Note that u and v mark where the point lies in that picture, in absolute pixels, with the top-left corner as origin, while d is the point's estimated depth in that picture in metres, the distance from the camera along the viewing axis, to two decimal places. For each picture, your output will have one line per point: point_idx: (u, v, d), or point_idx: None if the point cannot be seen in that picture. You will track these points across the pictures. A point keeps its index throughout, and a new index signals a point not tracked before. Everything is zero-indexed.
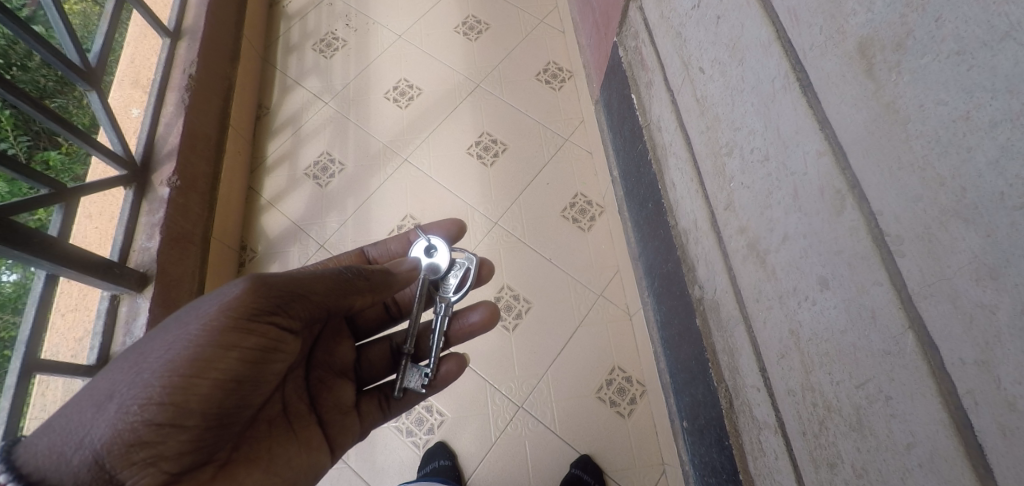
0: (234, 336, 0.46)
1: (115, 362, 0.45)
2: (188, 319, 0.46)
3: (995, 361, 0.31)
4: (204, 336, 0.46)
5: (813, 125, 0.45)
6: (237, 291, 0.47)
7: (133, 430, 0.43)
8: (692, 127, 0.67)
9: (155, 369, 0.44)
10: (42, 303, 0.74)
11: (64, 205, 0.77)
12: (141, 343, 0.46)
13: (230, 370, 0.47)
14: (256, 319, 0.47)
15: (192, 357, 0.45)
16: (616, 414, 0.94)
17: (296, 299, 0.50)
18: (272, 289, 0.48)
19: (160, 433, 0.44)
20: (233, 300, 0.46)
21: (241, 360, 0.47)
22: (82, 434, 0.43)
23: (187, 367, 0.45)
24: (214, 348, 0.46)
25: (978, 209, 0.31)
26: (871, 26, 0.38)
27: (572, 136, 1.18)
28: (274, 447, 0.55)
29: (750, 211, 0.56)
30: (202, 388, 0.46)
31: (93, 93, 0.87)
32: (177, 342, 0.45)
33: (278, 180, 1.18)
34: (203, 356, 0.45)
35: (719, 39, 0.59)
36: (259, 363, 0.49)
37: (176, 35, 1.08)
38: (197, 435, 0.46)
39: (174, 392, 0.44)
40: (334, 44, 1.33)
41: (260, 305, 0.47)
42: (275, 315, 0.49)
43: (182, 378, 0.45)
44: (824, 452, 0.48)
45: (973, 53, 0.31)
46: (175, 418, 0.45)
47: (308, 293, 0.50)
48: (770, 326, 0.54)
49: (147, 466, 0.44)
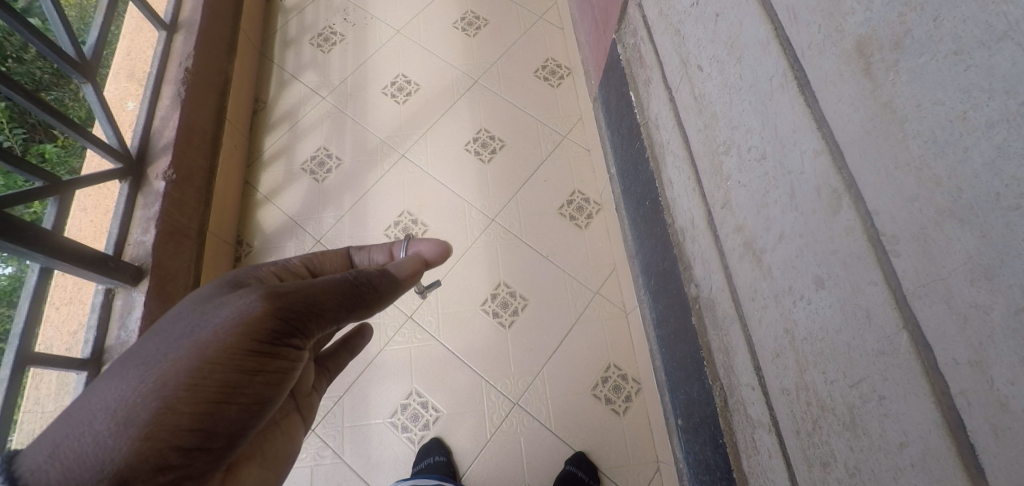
0: (257, 360, 0.43)
1: (123, 383, 0.40)
2: (206, 338, 0.41)
3: (988, 361, 0.31)
4: (228, 359, 0.42)
5: (810, 123, 0.45)
6: (261, 311, 0.42)
7: (160, 457, 0.40)
8: (690, 125, 0.67)
9: (177, 394, 0.40)
10: (35, 297, 0.74)
11: (59, 197, 0.77)
12: (147, 360, 0.40)
13: (252, 390, 0.44)
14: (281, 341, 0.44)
15: (218, 382, 0.42)
16: (611, 411, 0.94)
17: (317, 318, 0.46)
18: (294, 310, 0.44)
19: (187, 457, 0.41)
20: (259, 322, 0.42)
21: (266, 381, 0.45)
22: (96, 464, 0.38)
23: (216, 391, 0.42)
24: (239, 371, 0.42)
25: (974, 209, 0.31)
26: (869, 24, 0.38)
27: (570, 133, 1.18)
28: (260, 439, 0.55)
29: (746, 210, 0.56)
30: (227, 411, 0.43)
31: (88, 85, 0.87)
32: (199, 365, 0.41)
33: (274, 175, 1.17)
34: (231, 379, 0.42)
35: (717, 37, 0.59)
36: (280, 382, 0.46)
37: (173, 27, 1.08)
38: (220, 454, 0.44)
39: (200, 415, 0.41)
40: (332, 39, 1.32)
41: (283, 327, 0.44)
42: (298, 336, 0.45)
43: (208, 402, 0.41)
44: (818, 451, 0.48)
45: (971, 53, 0.31)
46: (202, 441, 0.42)
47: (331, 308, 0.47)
48: (766, 325, 0.54)
49: None
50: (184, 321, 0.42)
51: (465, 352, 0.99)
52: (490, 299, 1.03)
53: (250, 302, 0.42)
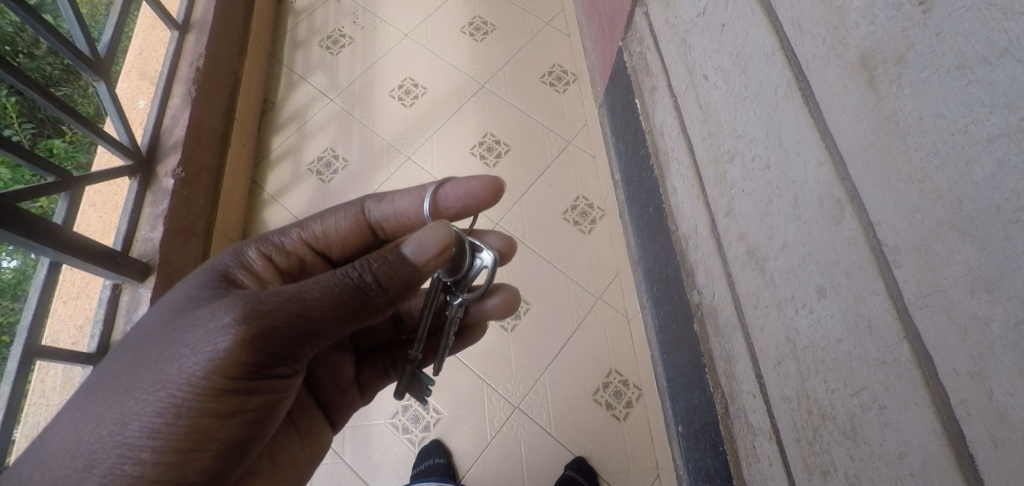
0: (226, 394, 0.43)
1: (88, 421, 0.42)
2: (170, 379, 0.42)
3: (988, 372, 0.32)
4: (193, 395, 0.42)
5: (814, 134, 0.45)
6: (226, 348, 0.41)
7: None
8: (695, 133, 0.67)
9: (142, 433, 0.41)
10: (44, 290, 0.74)
11: (69, 193, 0.77)
12: (115, 401, 0.42)
13: (226, 426, 0.44)
14: (256, 375, 0.43)
15: (186, 421, 0.42)
16: (611, 417, 0.95)
17: (300, 342, 0.44)
18: (269, 337, 0.42)
19: None
20: (224, 360, 0.41)
21: (241, 419, 0.45)
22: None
23: (185, 438, 0.42)
24: (205, 407, 0.42)
25: (974, 221, 0.32)
26: (873, 38, 0.38)
27: (575, 139, 1.19)
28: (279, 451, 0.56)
29: (749, 218, 0.56)
30: (200, 451, 0.43)
31: (101, 83, 0.88)
32: (163, 407, 0.42)
33: (281, 175, 1.18)
34: (201, 422, 0.42)
35: (723, 47, 0.59)
36: (260, 410, 0.46)
37: (184, 27, 1.09)
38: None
39: (168, 456, 0.42)
40: (341, 41, 1.33)
41: (255, 358, 0.42)
42: (278, 363, 0.44)
43: (178, 443, 0.42)
44: (818, 459, 0.48)
45: (973, 68, 0.31)
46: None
47: (316, 335, 0.44)
48: (767, 333, 0.54)
49: None
50: (154, 350, 0.43)
51: (468, 355, 1.00)
52: None
53: (218, 334, 0.41)
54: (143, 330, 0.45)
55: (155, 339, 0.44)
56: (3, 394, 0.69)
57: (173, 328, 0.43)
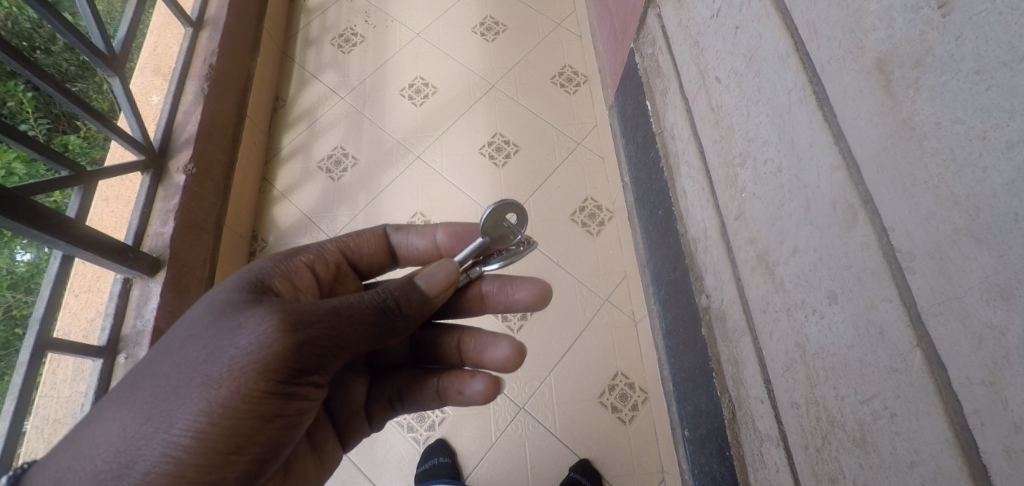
0: (270, 400, 0.43)
1: (130, 416, 0.42)
2: (213, 382, 0.42)
3: (1003, 382, 0.31)
4: (236, 397, 0.42)
5: (828, 138, 0.45)
6: (270, 351, 0.42)
7: None
8: (706, 136, 0.67)
9: (183, 433, 0.41)
10: (57, 283, 0.75)
11: (82, 187, 0.78)
12: (157, 399, 0.42)
13: (264, 431, 0.44)
14: (294, 381, 0.44)
15: (229, 422, 0.42)
16: (617, 419, 0.94)
17: (337, 352, 0.45)
18: (313, 343, 0.44)
19: None
20: (267, 363, 0.42)
21: (279, 425, 0.45)
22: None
23: (226, 440, 0.42)
24: (247, 411, 0.43)
25: (992, 229, 0.31)
26: (890, 41, 0.38)
27: (585, 140, 1.19)
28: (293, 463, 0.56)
29: (760, 222, 0.56)
30: (239, 454, 0.43)
31: (115, 79, 0.88)
32: (205, 409, 0.42)
33: (291, 172, 1.19)
34: (243, 426, 0.43)
35: (736, 49, 0.59)
36: (296, 416, 0.46)
37: (199, 24, 1.10)
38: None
39: (207, 457, 0.42)
40: (353, 40, 1.34)
41: (296, 365, 0.43)
42: (316, 370, 0.45)
43: (218, 444, 0.42)
44: (826, 467, 0.48)
45: (994, 73, 0.31)
46: None
47: (348, 344, 0.46)
48: (777, 339, 0.54)
49: None
50: (200, 352, 0.43)
51: None
52: None
53: (263, 339, 0.42)
54: (187, 330, 0.45)
55: (200, 340, 0.44)
56: (15, 386, 0.70)
57: (219, 330, 0.44)
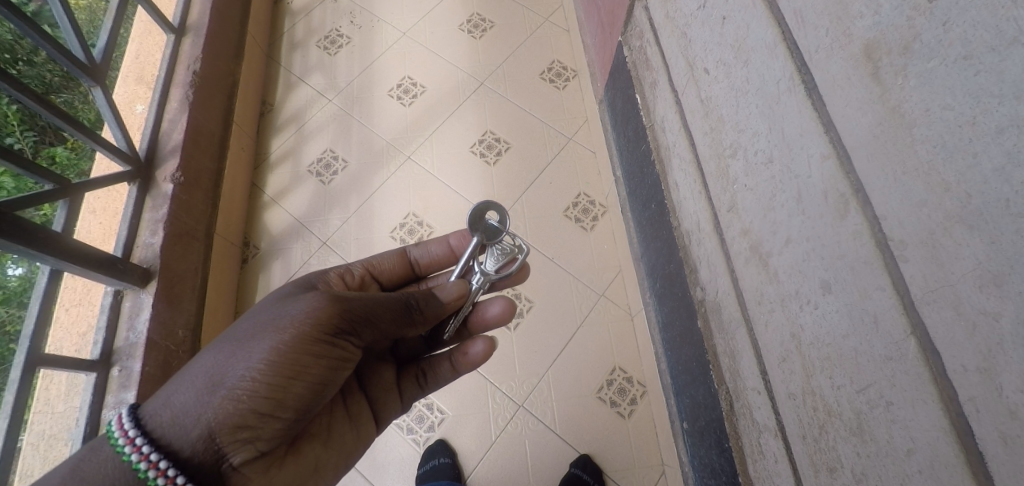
0: (320, 348, 0.48)
1: (217, 353, 0.47)
2: (280, 324, 0.47)
3: (997, 369, 0.31)
4: (296, 336, 0.47)
5: (817, 128, 0.45)
6: (322, 309, 0.48)
7: (241, 415, 0.46)
8: (696, 128, 0.67)
9: (256, 360, 0.46)
10: (45, 299, 0.74)
11: (68, 200, 0.77)
12: (237, 342, 0.47)
13: (316, 370, 0.48)
14: (338, 336, 0.49)
15: (287, 362, 0.46)
16: (616, 414, 0.94)
17: (370, 324, 0.51)
18: (352, 313, 0.49)
19: (261, 420, 0.47)
20: (321, 317, 0.48)
21: (328, 367, 0.49)
22: (198, 420, 0.45)
23: (289, 369, 0.47)
24: (305, 347, 0.47)
25: (983, 215, 0.31)
26: (877, 28, 0.38)
27: (576, 135, 1.18)
28: (333, 427, 0.57)
29: (753, 213, 0.56)
30: (294, 385, 0.47)
31: (98, 88, 0.87)
32: (273, 344, 0.46)
33: (281, 177, 1.18)
34: (302, 360, 0.47)
35: (724, 40, 0.58)
36: (341, 365, 0.50)
37: (182, 31, 1.08)
38: (289, 424, 0.49)
39: (274, 381, 0.46)
40: (339, 41, 1.33)
41: (342, 322, 0.49)
42: (357, 331, 0.50)
43: (280, 373, 0.46)
44: (824, 456, 0.48)
45: (981, 57, 0.31)
46: (275, 410, 0.47)
47: (377, 321, 0.51)
48: (772, 329, 0.54)
49: (246, 443, 0.46)
50: (269, 312, 0.49)
51: None
52: None
53: (317, 302, 0.48)
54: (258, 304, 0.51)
55: (269, 306, 0.50)
56: (7, 403, 0.69)
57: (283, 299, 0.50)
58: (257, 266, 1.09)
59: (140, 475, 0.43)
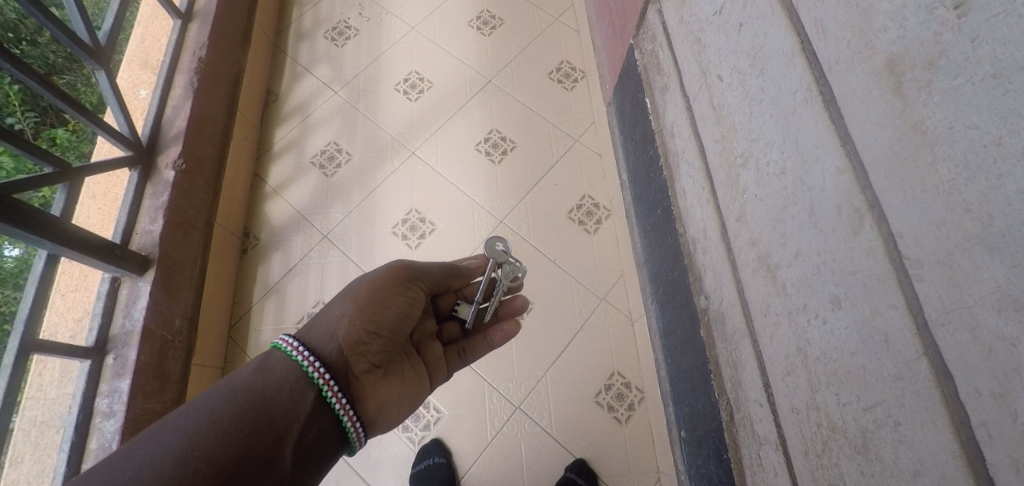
0: (398, 285, 0.63)
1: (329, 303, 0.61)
2: (369, 274, 0.63)
3: (1012, 394, 0.31)
4: (381, 276, 0.62)
5: (834, 140, 0.44)
6: (392, 264, 0.64)
7: (356, 334, 0.58)
8: (707, 135, 0.66)
9: (358, 294, 0.60)
10: (42, 283, 0.73)
11: (68, 184, 0.76)
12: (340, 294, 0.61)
13: (397, 301, 0.62)
14: (408, 280, 0.64)
15: (380, 292, 0.61)
16: (613, 419, 0.94)
17: (425, 274, 0.67)
18: (413, 267, 0.66)
19: (368, 335, 0.59)
20: (393, 267, 0.64)
21: (407, 301, 0.63)
22: (330, 334, 0.57)
23: (382, 296, 0.61)
24: (388, 283, 0.62)
25: (1005, 238, 0.31)
26: (902, 42, 0.37)
27: (582, 137, 1.17)
28: (406, 374, 0.64)
29: (762, 224, 0.55)
30: (386, 310, 0.61)
31: (101, 72, 0.86)
32: (365, 283, 0.61)
33: (284, 168, 1.17)
34: (388, 291, 0.62)
35: (739, 48, 0.58)
36: (414, 302, 0.64)
37: (188, 17, 1.07)
38: (387, 344, 0.61)
39: (371, 305, 0.60)
40: (346, 33, 1.32)
41: (408, 269, 0.65)
42: (419, 278, 0.66)
43: (376, 300, 0.60)
44: (826, 472, 0.47)
45: (1010, 76, 0.30)
46: (375, 328, 0.59)
47: (430, 271, 0.67)
48: (777, 342, 0.53)
49: (360, 353, 0.58)
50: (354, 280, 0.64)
51: None
52: None
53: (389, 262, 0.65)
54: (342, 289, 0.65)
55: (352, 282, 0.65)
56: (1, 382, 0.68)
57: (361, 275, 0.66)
58: (257, 258, 1.08)
59: (305, 373, 0.54)
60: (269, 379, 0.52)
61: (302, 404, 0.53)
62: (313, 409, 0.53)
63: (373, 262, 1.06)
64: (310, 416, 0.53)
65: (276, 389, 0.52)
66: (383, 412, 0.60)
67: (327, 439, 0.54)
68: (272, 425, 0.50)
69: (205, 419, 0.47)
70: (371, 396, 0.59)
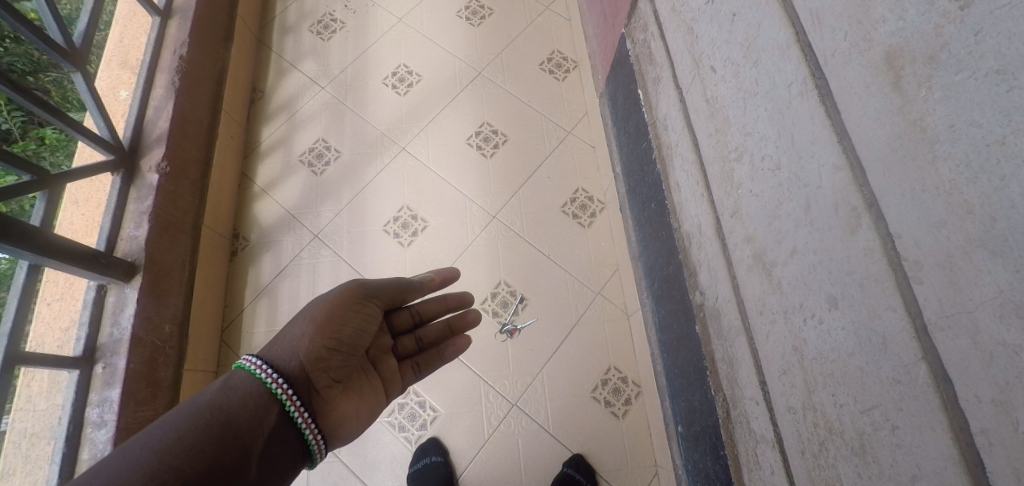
0: (355, 303, 0.62)
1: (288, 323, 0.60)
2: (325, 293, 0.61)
3: (1014, 403, 0.30)
4: (337, 296, 0.61)
5: (831, 137, 0.43)
6: (348, 283, 0.63)
7: (317, 350, 0.58)
8: (700, 128, 0.65)
9: (315, 314, 0.59)
10: (24, 294, 0.72)
11: (48, 192, 0.74)
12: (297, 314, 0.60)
13: (354, 318, 0.61)
14: (365, 298, 0.63)
15: (339, 311, 0.60)
16: (610, 414, 0.94)
17: (381, 290, 0.66)
18: (370, 284, 0.65)
19: (329, 352, 0.58)
20: (349, 286, 0.63)
21: (365, 317, 0.62)
22: (292, 352, 0.57)
23: (339, 315, 0.60)
24: (346, 302, 0.61)
25: (1008, 242, 0.29)
26: (901, 34, 0.35)
27: (575, 129, 1.16)
28: (363, 388, 0.63)
29: (757, 221, 0.54)
30: (344, 328, 0.60)
31: (78, 75, 0.83)
32: (321, 303, 0.60)
33: (272, 166, 1.15)
34: (345, 309, 0.61)
35: (732, 38, 0.56)
36: (370, 318, 0.63)
37: (167, 13, 1.04)
38: (347, 359, 0.60)
39: (329, 324, 0.59)
40: (332, 26, 1.29)
41: (365, 287, 0.64)
42: (374, 295, 0.65)
43: (333, 318, 0.60)
44: (823, 473, 0.47)
45: (1016, 72, 0.29)
46: (334, 345, 0.59)
47: (386, 287, 0.66)
48: (773, 341, 0.53)
49: (320, 369, 0.58)
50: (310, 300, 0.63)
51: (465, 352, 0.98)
52: (490, 298, 1.02)
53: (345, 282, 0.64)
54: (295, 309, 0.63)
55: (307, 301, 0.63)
56: None
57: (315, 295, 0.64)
58: (248, 259, 1.07)
59: (269, 390, 0.53)
60: (234, 397, 0.51)
61: (266, 421, 0.52)
62: (277, 425, 0.53)
63: (364, 263, 1.05)
64: (273, 432, 0.52)
65: (242, 405, 0.51)
66: (343, 425, 0.60)
67: (290, 453, 0.54)
68: (237, 440, 0.49)
69: (170, 436, 0.46)
70: (330, 411, 0.58)
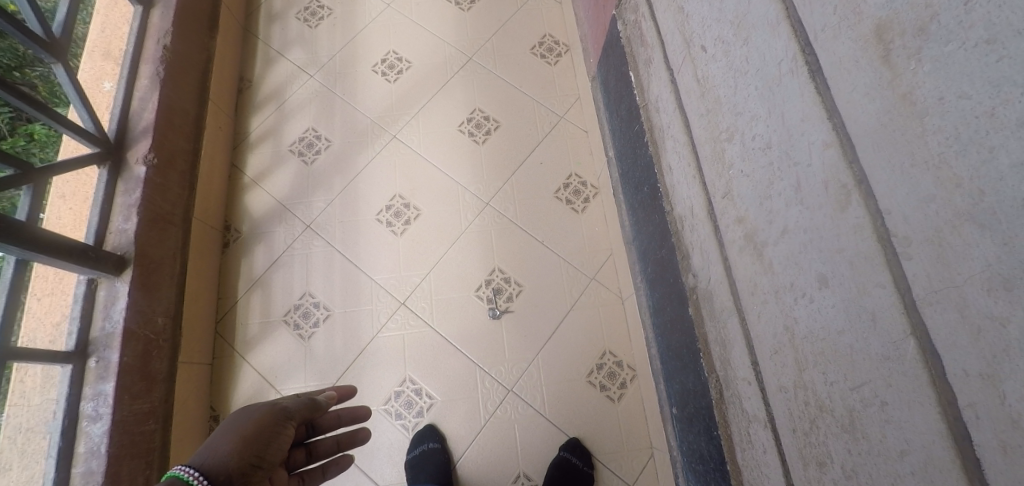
0: (277, 425, 0.57)
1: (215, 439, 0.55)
2: (249, 414, 0.57)
3: (1001, 375, 0.30)
4: (265, 417, 0.57)
5: (820, 113, 0.42)
6: (264, 406, 0.58)
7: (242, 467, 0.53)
8: (692, 109, 0.64)
9: (238, 433, 0.55)
10: (14, 289, 0.71)
11: (32, 186, 0.74)
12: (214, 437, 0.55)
13: (273, 443, 0.56)
14: (284, 421, 0.58)
15: (262, 432, 0.56)
16: (606, 398, 0.94)
17: (299, 410, 0.60)
18: (285, 406, 0.59)
19: (252, 468, 0.54)
20: (268, 408, 0.58)
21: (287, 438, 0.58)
22: (224, 463, 0.52)
23: (257, 438, 0.55)
24: (274, 420, 0.57)
25: (997, 214, 0.29)
26: (891, 6, 0.35)
27: (568, 114, 1.15)
28: None
29: (748, 201, 0.54)
30: (265, 450, 0.55)
31: (59, 66, 0.82)
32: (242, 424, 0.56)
33: (262, 157, 1.14)
34: (267, 431, 0.56)
35: (723, 17, 0.55)
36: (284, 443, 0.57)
37: (149, 2, 1.03)
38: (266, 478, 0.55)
39: (249, 444, 0.54)
40: (319, 13, 1.27)
41: (286, 408, 0.59)
42: (290, 418, 0.59)
43: (250, 440, 0.55)
44: (814, 450, 0.47)
45: (1005, 42, 0.28)
46: (260, 456, 0.55)
47: (298, 410, 0.60)
48: (765, 321, 0.53)
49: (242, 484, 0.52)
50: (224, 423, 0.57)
51: (460, 339, 0.98)
52: (484, 286, 1.02)
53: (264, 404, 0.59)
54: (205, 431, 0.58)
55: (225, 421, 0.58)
56: None
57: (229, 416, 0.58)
58: (240, 251, 1.06)
59: None
60: None
61: None
62: None
63: (358, 253, 1.05)
64: None
65: None
66: None
67: None
68: None
69: None
70: None
